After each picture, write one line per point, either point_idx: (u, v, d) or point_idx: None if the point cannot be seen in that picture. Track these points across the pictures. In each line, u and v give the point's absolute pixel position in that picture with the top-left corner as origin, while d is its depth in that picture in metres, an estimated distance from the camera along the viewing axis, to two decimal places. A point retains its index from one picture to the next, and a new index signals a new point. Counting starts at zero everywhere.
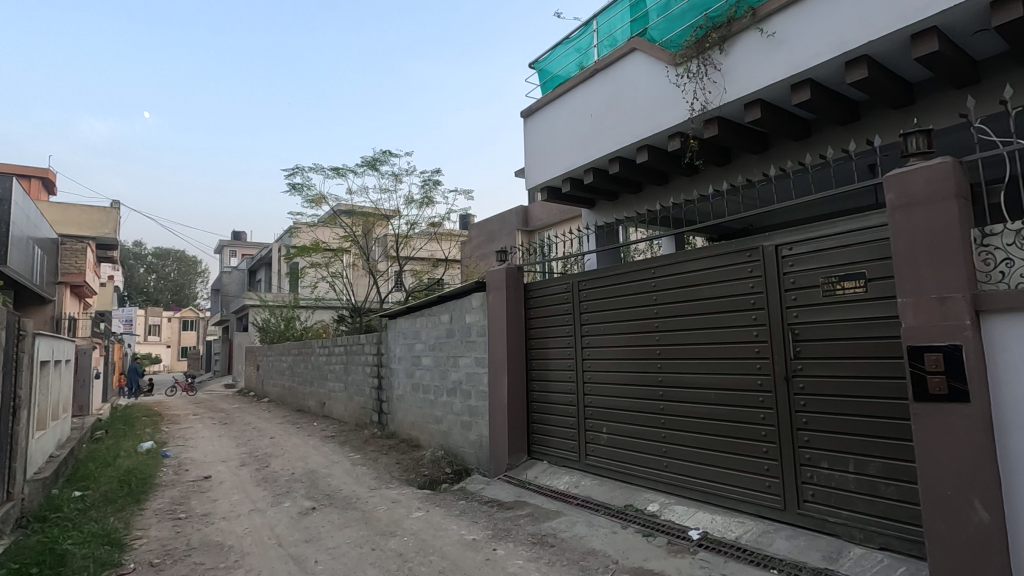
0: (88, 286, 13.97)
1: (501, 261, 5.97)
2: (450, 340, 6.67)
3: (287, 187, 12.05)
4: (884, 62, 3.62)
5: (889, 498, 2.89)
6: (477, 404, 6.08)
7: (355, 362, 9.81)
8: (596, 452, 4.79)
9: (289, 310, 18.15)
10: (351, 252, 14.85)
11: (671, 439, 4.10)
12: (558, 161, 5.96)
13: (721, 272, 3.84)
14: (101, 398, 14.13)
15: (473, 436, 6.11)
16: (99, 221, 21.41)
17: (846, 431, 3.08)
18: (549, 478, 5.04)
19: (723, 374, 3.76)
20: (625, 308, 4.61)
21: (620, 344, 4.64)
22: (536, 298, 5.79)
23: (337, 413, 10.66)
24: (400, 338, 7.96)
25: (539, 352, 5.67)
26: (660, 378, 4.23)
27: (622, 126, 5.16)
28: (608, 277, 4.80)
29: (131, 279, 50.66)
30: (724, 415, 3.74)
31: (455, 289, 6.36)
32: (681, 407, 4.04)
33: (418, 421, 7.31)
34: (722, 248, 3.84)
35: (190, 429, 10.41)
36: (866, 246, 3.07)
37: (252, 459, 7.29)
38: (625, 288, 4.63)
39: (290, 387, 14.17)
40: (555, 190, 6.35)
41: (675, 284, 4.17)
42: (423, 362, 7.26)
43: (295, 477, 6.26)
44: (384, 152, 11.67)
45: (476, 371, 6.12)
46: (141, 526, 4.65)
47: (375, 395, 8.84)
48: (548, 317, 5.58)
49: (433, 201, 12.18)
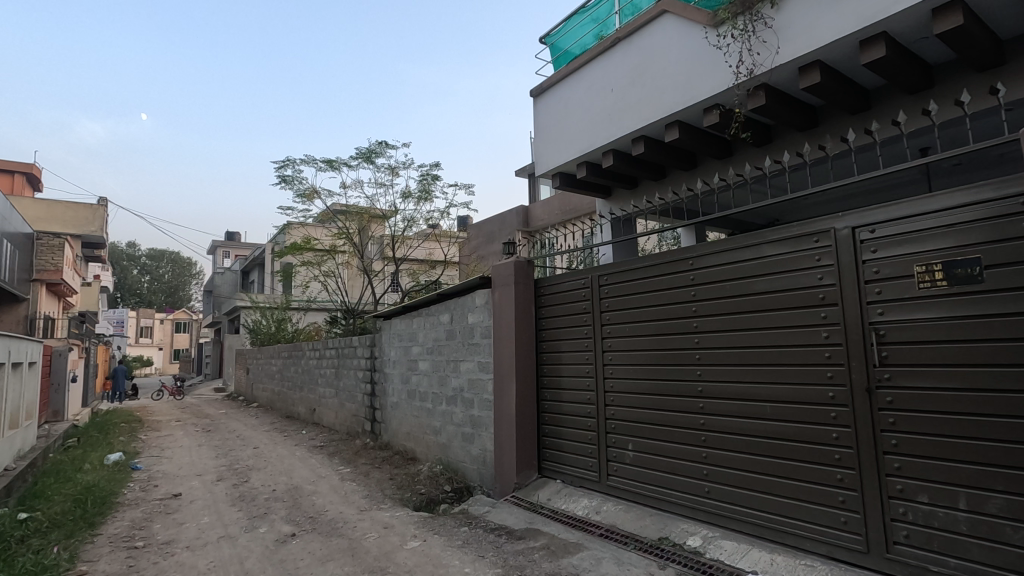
0: (67, 284, 13.28)
1: (508, 253, 5.35)
2: (450, 342, 6.03)
3: (277, 180, 11.40)
4: (979, 9, 3.02)
5: (1016, 545, 2.27)
6: (480, 415, 5.44)
7: (347, 366, 9.14)
8: (619, 471, 4.16)
9: (280, 311, 17.47)
10: (345, 251, 14.20)
11: (713, 461, 3.47)
12: (572, 143, 5.34)
13: (779, 261, 3.20)
14: (79, 403, 13.41)
15: (475, 451, 5.47)
16: (85, 219, 20.73)
17: (953, 457, 2.47)
18: (564, 502, 4.40)
19: (783, 385, 3.13)
20: (656, 306, 3.98)
21: (651, 347, 3.98)
22: (547, 296, 5.15)
23: (327, 421, 9.98)
24: (395, 341, 7.31)
25: (550, 356, 5.03)
26: (699, 387, 3.59)
27: (648, 100, 4.55)
28: (634, 271, 4.17)
29: (123, 280, 49.89)
30: (782, 434, 3.10)
31: (456, 286, 5.72)
32: (725, 423, 3.41)
33: (414, 432, 6.66)
34: (779, 233, 3.21)
35: (170, 437, 9.72)
36: (979, 226, 2.47)
37: (230, 473, 6.61)
38: (654, 283, 4.00)
39: (280, 392, 13.50)
40: (568, 176, 5.72)
41: (719, 276, 3.53)
42: (419, 366, 6.63)
43: (275, 495, 5.59)
44: (380, 143, 11.04)
45: (480, 378, 5.48)
46: (88, 557, 3.97)
47: (367, 402, 8.18)
48: (561, 316, 4.95)
49: (431, 197, 11.55)
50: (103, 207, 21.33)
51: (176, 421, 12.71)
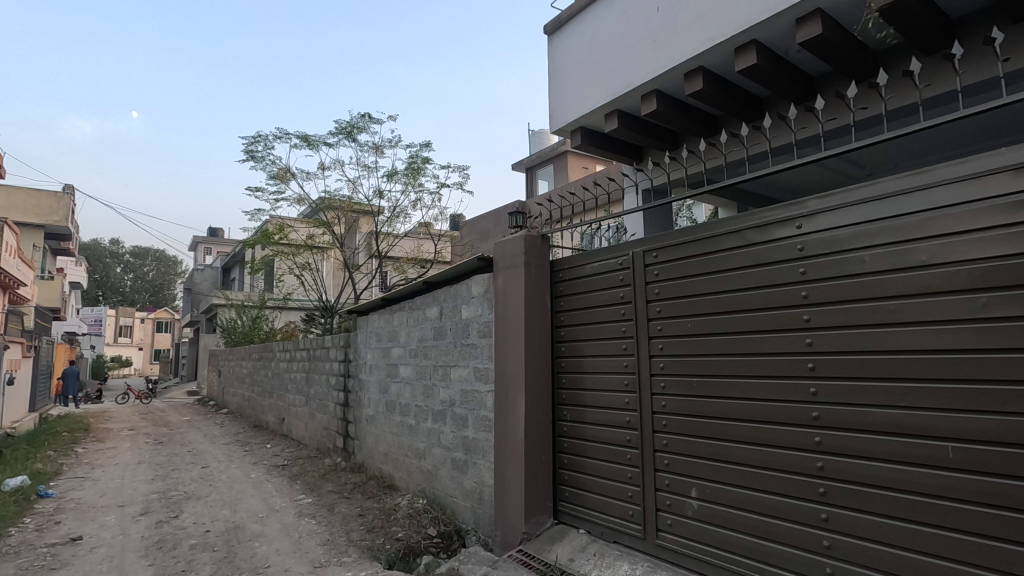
0: (9, 273, 11.80)
1: (515, 226, 4.12)
2: (437, 343, 4.78)
3: (245, 156, 10.08)
4: None
5: None
6: (475, 437, 4.21)
7: (318, 371, 7.85)
8: (672, 527, 2.93)
9: (256, 309, 16.07)
10: (325, 243, 12.91)
11: (838, 526, 2.29)
12: (600, 85, 4.14)
13: (971, 213, 2.03)
14: (22, 407, 11.93)
15: (469, 484, 4.22)
16: (48, 207, 19.23)
17: None
18: (594, 566, 3.15)
19: (984, 415, 1.94)
20: (735, 290, 2.74)
21: (726, 352, 2.75)
22: (565, 281, 3.90)
23: (296, 434, 8.66)
24: (373, 341, 6.04)
25: (569, 361, 3.79)
26: (817, 415, 2.38)
27: (710, 14, 3.36)
28: (700, 242, 2.95)
29: (102, 278, 48.12)
30: (992, 495, 1.91)
31: (447, 271, 4.49)
32: (865, 471, 2.22)
33: (392, 453, 5.39)
34: (970, 167, 2.05)
35: (110, 452, 8.32)
36: None
37: (160, 504, 5.27)
38: (732, 259, 2.78)
39: (249, 397, 12.12)
40: (592, 132, 4.50)
41: (853, 244, 2.33)
42: (400, 372, 5.36)
43: (207, 540, 4.28)
44: (363, 117, 9.79)
45: (476, 389, 4.24)
46: None
47: (340, 413, 6.88)
48: (583, 306, 3.71)
49: (420, 179, 10.30)
50: (69, 195, 19.83)
51: (128, 429, 11.23)
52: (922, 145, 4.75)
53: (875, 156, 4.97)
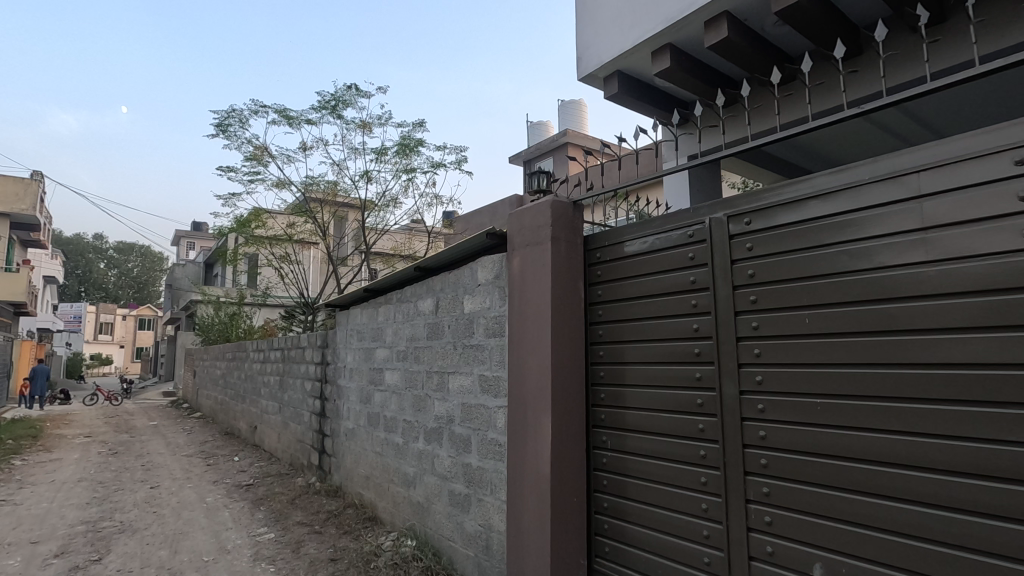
0: None
1: (538, 194, 3.17)
2: (432, 344, 3.80)
3: (216, 132, 9.04)
4: None
5: None
6: (480, 467, 3.25)
7: (293, 374, 6.83)
8: None
9: (235, 306, 14.94)
10: (307, 234, 11.86)
11: None
12: (647, 11, 3.20)
13: None
14: None
15: (472, 527, 3.26)
16: (13, 195, 17.98)
17: None
18: None
19: None
20: (895, 269, 1.80)
21: (879, 362, 1.81)
22: (601, 264, 2.94)
23: (268, 445, 7.63)
24: (353, 342, 5.05)
25: (608, 372, 2.82)
26: None
27: None
28: (826, 197, 2.00)
29: (81, 273, 46.55)
30: None
31: (446, 251, 3.51)
32: None
33: (374, 476, 4.42)
34: None
35: (50, 466, 7.21)
36: None
37: (85, 541, 4.25)
38: (883, 222, 1.84)
39: (222, 401, 11.05)
40: (630, 81, 3.58)
41: None
42: (386, 379, 4.38)
43: None
44: (350, 90, 8.81)
45: (481, 405, 3.28)
46: None
47: (315, 424, 5.89)
48: (631, 296, 2.73)
49: (413, 162, 9.32)
50: (37, 182, 18.50)
51: (85, 437, 10.11)
52: (1016, 97, 3.92)
53: (959, 110, 4.11)
